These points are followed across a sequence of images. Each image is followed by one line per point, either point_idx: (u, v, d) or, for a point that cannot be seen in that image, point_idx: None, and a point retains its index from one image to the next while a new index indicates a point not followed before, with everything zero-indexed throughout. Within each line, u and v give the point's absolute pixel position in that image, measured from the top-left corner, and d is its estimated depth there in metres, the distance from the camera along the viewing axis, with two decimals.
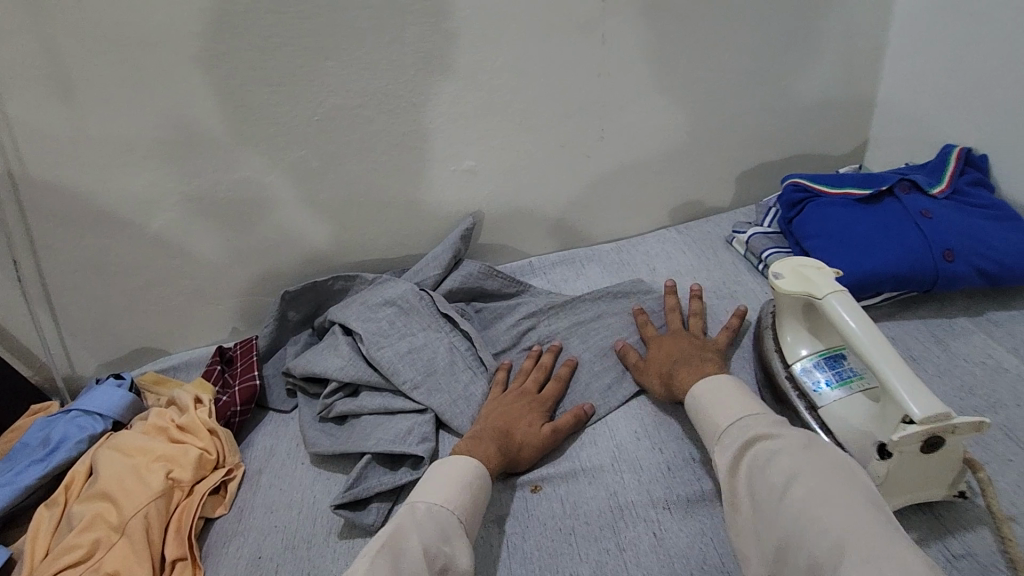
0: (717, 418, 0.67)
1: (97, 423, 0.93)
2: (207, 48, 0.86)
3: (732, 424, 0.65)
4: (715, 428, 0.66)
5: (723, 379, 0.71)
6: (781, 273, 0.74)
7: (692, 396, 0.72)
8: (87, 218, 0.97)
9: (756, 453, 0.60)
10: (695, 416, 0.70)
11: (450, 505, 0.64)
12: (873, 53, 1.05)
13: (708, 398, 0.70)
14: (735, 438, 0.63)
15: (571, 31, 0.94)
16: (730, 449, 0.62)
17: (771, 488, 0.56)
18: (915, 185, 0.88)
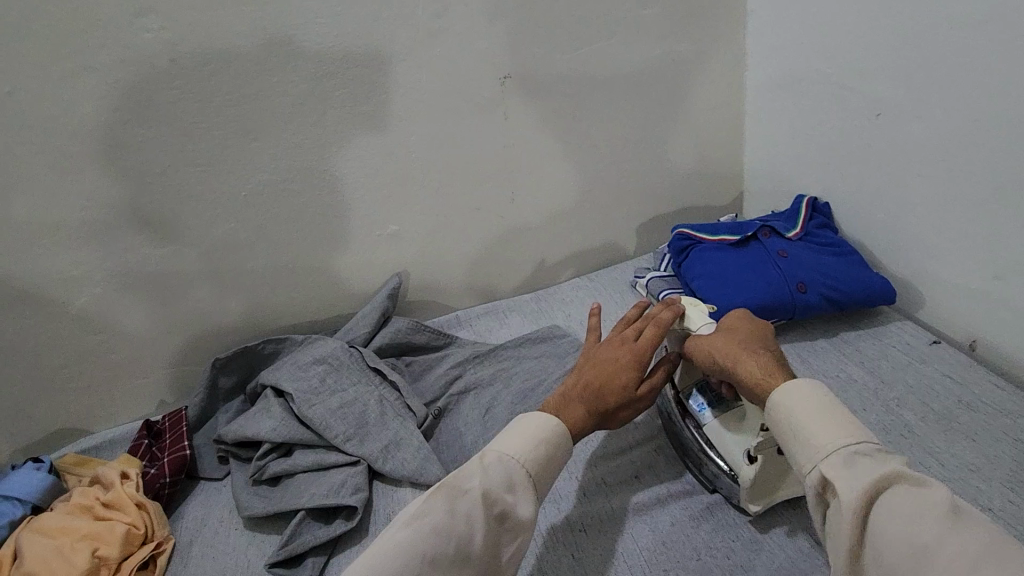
0: (830, 435, 0.54)
1: (16, 508, 0.90)
2: (135, 135, 0.92)
3: (848, 451, 0.52)
4: (823, 446, 0.54)
5: (822, 391, 0.58)
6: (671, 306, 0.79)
7: (788, 403, 0.58)
8: (5, 301, 0.96)
9: (889, 497, 0.48)
10: (792, 424, 0.58)
11: (520, 457, 0.61)
12: (735, 122, 1.25)
13: (802, 409, 0.57)
14: (856, 467, 0.51)
15: (477, 110, 1.07)
16: (851, 480, 0.50)
17: (912, 541, 0.45)
18: (775, 230, 1.03)
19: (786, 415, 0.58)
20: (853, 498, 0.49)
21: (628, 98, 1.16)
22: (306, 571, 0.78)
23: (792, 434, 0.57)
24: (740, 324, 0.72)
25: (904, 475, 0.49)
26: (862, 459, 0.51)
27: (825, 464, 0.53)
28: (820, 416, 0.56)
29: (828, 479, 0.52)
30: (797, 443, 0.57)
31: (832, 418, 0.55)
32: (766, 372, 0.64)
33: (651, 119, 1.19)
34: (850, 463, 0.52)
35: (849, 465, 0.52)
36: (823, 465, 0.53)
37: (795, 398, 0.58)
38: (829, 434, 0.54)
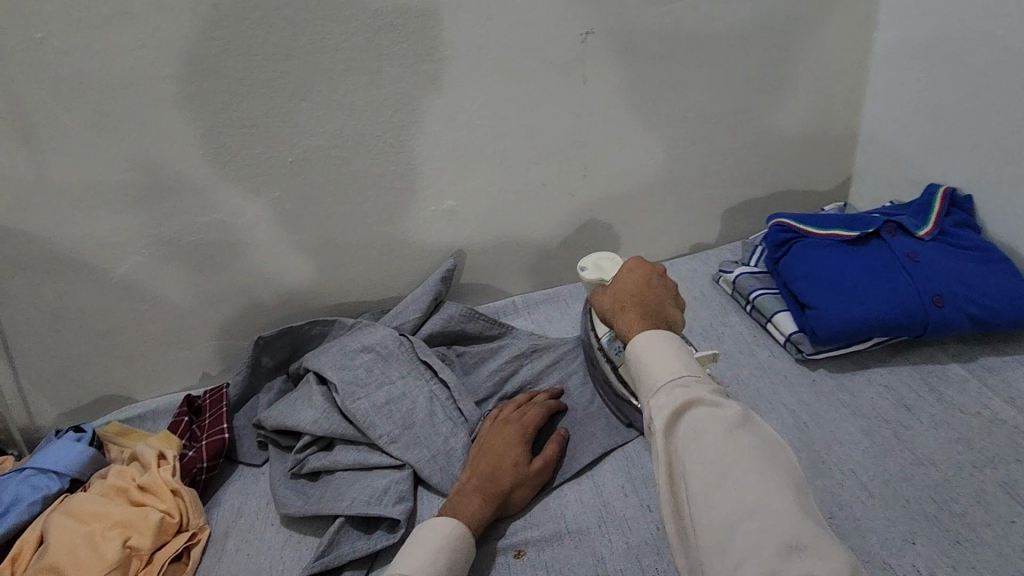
0: (662, 368, 0.58)
1: (52, 482, 0.86)
2: (176, 90, 0.83)
3: (673, 381, 0.56)
4: (653, 382, 0.58)
5: (673, 338, 0.61)
6: (585, 265, 0.89)
7: (635, 348, 0.61)
8: (48, 265, 0.92)
9: (695, 420, 0.53)
10: (633, 366, 0.61)
11: (422, 573, 0.62)
12: (851, 94, 1.07)
13: (641, 353, 0.61)
14: (667, 401, 0.55)
15: (553, 71, 0.93)
16: (668, 405, 0.54)
17: (704, 454, 0.50)
18: (901, 227, 0.86)
19: (634, 360, 0.61)
20: (667, 420, 0.53)
21: (727, 61, 0.99)
22: None
23: (637, 374, 0.61)
24: (630, 277, 0.73)
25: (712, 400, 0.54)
26: (681, 387, 0.55)
27: (654, 400, 0.56)
28: (651, 358, 0.60)
29: (651, 412, 0.56)
30: (640, 383, 0.60)
31: (663, 356, 0.59)
32: (635, 320, 0.66)
33: (750, 86, 1.03)
34: (670, 392, 0.56)
35: (669, 392, 0.56)
36: (650, 400, 0.57)
37: (644, 346, 0.61)
38: (661, 373, 0.58)
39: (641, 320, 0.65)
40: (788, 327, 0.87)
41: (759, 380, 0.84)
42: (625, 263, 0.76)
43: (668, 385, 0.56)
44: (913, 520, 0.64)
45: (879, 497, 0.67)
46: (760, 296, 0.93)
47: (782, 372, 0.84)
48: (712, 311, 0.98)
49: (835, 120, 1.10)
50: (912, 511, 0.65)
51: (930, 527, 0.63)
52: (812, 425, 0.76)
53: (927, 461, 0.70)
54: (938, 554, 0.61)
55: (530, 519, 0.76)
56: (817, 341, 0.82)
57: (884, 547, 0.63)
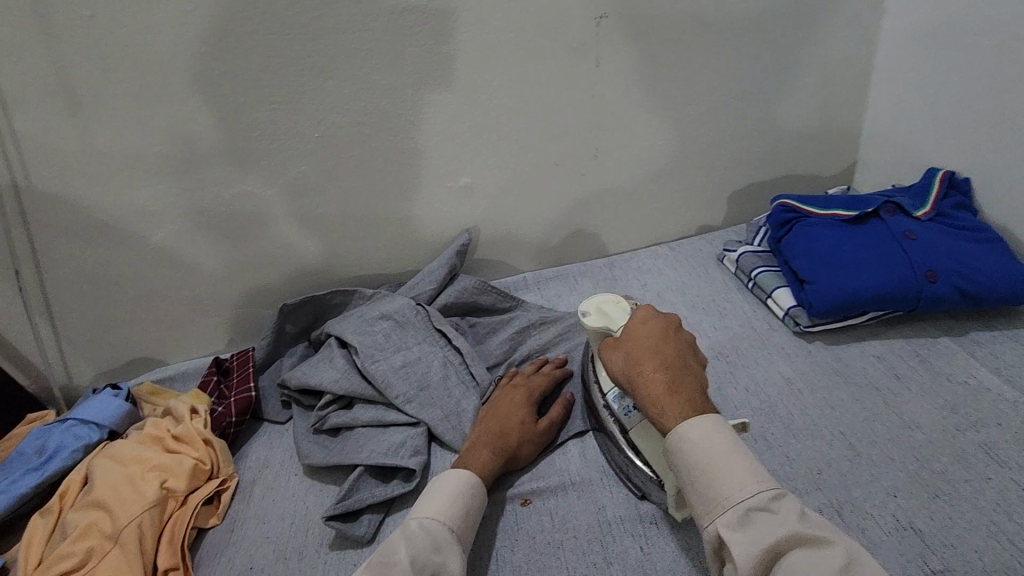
0: (732, 484, 0.56)
1: (93, 432, 0.93)
2: (211, 67, 0.89)
3: (747, 506, 0.55)
4: (724, 500, 0.56)
5: (723, 426, 0.60)
6: (587, 310, 0.79)
7: (692, 449, 0.59)
8: (89, 231, 0.98)
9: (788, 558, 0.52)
10: (692, 472, 0.59)
11: (441, 516, 0.68)
12: (857, 80, 1.10)
13: (705, 454, 0.59)
14: (749, 532, 0.54)
15: (567, 53, 0.97)
16: (753, 541, 0.53)
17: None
18: (900, 207, 0.89)
19: (694, 464, 0.59)
20: (757, 560, 0.52)
21: (736, 47, 1.03)
22: (363, 527, 0.77)
23: (696, 481, 0.59)
24: (646, 332, 0.71)
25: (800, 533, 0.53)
26: (759, 513, 0.55)
27: (721, 520, 0.55)
28: (722, 472, 0.57)
29: (724, 540, 0.55)
30: (698, 492, 0.58)
31: (733, 467, 0.57)
32: (667, 394, 0.64)
33: (759, 72, 1.06)
34: (745, 520, 0.54)
35: (747, 521, 0.54)
36: (719, 523, 0.55)
37: (693, 437, 0.60)
38: (733, 491, 0.56)
39: (668, 391, 0.65)
40: (787, 302, 0.91)
41: (758, 352, 0.88)
42: (635, 313, 0.74)
43: (742, 511, 0.55)
44: (896, 477, 0.68)
45: (865, 456, 0.71)
46: (761, 273, 0.97)
47: (780, 344, 0.88)
48: (715, 288, 1.02)
49: (842, 106, 1.13)
50: (896, 468, 0.69)
51: (911, 483, 0.67)
52: (806, 391, 0.80)
53: (913, 425, 0.73)
54: (917, 506, 0.65)
55: (537, 473, 0.81)
56: (814, 314, 0.86)
57: (867, 499, 0.67)
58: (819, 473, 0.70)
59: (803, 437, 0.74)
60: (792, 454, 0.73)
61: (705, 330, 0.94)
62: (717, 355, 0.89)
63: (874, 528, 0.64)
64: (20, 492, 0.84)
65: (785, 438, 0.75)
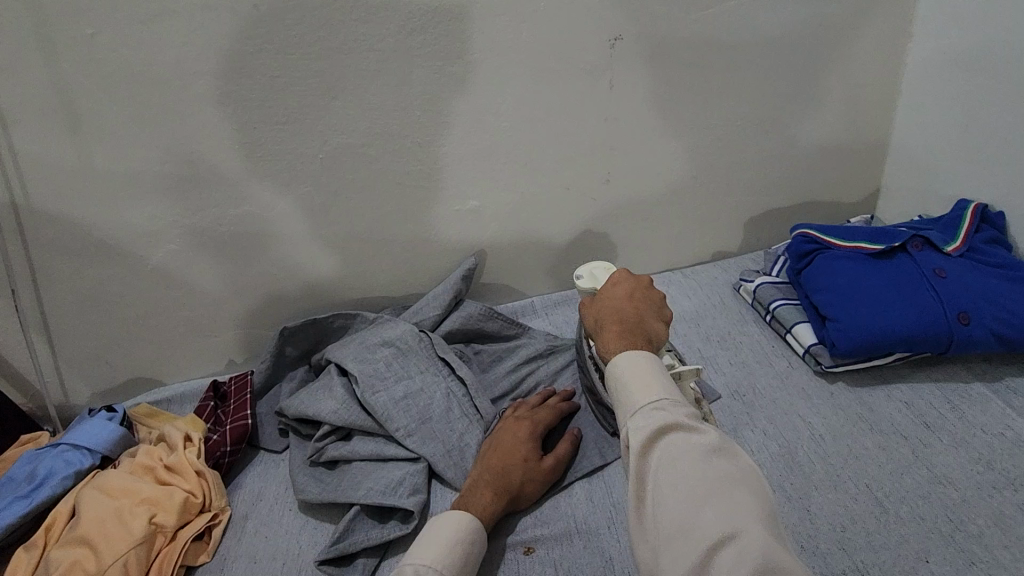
0: (642, 387, 0.57)
1: (85, 458, 0.90)
2: (213, 86, 0.86)
3: (650, 404, 0.55)
4: (632, 401, 0.56)
5: (651, 357, 0.60)
6: (581, 274, 0.88)
7: (616, 364, 0.60)
8: (87, 250, 0.96)
9: (670, 441, 0.52)
10: (615, 386, 0.60)
11: (438, 565, 0.64)
12: (882, 106, 1.06)
13: (627, 368, 0.59)
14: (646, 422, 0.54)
15: (580, 75, 0.94)
16: (647, 426, 0.53)
17: (677, 475, 0.49)
18: (929, 241, 0.85)
19: (614, 378, 0.60)
20: (645, 440, 0.52)
21: (756, 70, 0.99)
22: (356, 573, 0.73)
23: (616, 392, 0.59)
24: (617, 288, 0.73)
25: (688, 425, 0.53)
26: (660, 409, 0.54)
27: (629, 419, 0.55)
28: (634, 377, 0.58)
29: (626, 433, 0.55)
30: (617, 401, 0.59)
31: (649, 378, 0.57)
32: (615, 334, 0.65)
33: (779, 96, 1.02)
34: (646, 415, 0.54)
35: (646, 412, 0.55)
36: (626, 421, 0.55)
37: (622, 360, 0.60)
38: (641, 393, 0.57)
39: (617, 334, 0.65)
40: (808, 339, 0.87)
41: (776, 391, 0.84)
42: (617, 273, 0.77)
43: (646, 406, 0.55)
44: (928, 539, 0.64)
45: (893, 513, 0.66)
46: (780, 307, 0.92)
47: (800, 384, 0.84)
48: (731, 320, 0.98)
49: (865, 131, 1.09)
50: (927, 529, 0.65)
51: (945, 546, 0.63)
52: (828, 437, 0.76)
53: (945, 480, 0.69)
54: (950, 573, 0.61)
55: (540, 517, 0.77)
56: (837, 354, 0.82)
57: (896, 563, 0.62)
58: (843, 531, 0.65)
59: (825, 488, 0.70)
60: (813, 507, 0.68)
61: (719, 365, 0.90)
62: (733, 393, 0.85)
63: None
64: (7, 522, 0.81)
65: (807, 490, 0.70)
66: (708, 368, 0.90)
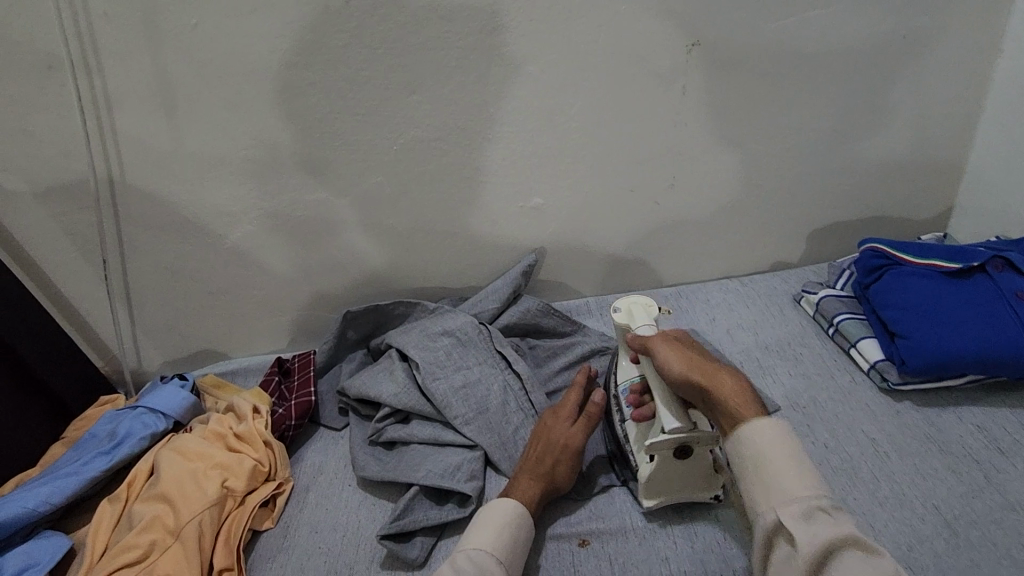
0: (795, 486, 0.56)
1: (160, 421, 0.95)
2: (301, 76, 0.90)
3: (809, 504, 0.54)
4: (785, 499, 0.55)
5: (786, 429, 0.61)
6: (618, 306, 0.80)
7: (755, 443, 0.59)
8: (172, 226, 1.02)
9: (839, 562, 0.51)
10: (755, 468, 0.58)
11: (487, 547, 0.66)
12: (964, 121, 1.04)
13: (770, 455, 0.58)
14: (811, 532, 0.53)
15: (653, 79, 0.94)
16: (818, 539, 0.52)
17: None
18: (1010, 263, 0.82)
19: (754, 463, 0.58)
20: (817, 549, 0.52)
21: (832, 80, 0.98)
22: (416, 550, 0.76)
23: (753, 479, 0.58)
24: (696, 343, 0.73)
25: (855, 537, 0.53)
26: (822, 516, 0.54)
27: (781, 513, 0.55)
28: (781, 471, 0.57)
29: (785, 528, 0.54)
30: (756, 488, 0.58)
31: (798, 474, 0.56)
32: (743, 394, 0.64)
33: (854, 107, 1.01)
34: (808, 515, 0.54)
35: (807, 519, 0.54)
36: (783, 512, 0.55)
37: (772, 431, 0.59)
38: (793, 492, 0.55)
39: (743, 393, 0.64)
40: (873, 355, 0.86)
41: (839, 406, 0.83)
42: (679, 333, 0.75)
43: (807, 508, 0.54)
44: (1000, 565, 0.63)
45: (964, 537, 0.66)
46: (844, 320, 0.91)
47: (864, 400, 0.83)
48: (791, 331, 0.97)
49: (942, 146, 1.06)
50: (999, 555, 0.64)
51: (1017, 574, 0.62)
52: (894, 455, 0.75)
53: (1019, 507, 0.68)
54: None
55: (596, 512, 0.78)
56: (905, 371, 0.80)
57: None
58: (910, 551, 0.65)
59: (890, 506, 0.70)
60: (878, 525, 0.68)
61: (778, 376, 0.89)
62: (793, 405, 0.84)
63: None
64: (91, 475, 0.86)
65: (871, 506, 0.70)
66: (766, 378, 0.89)
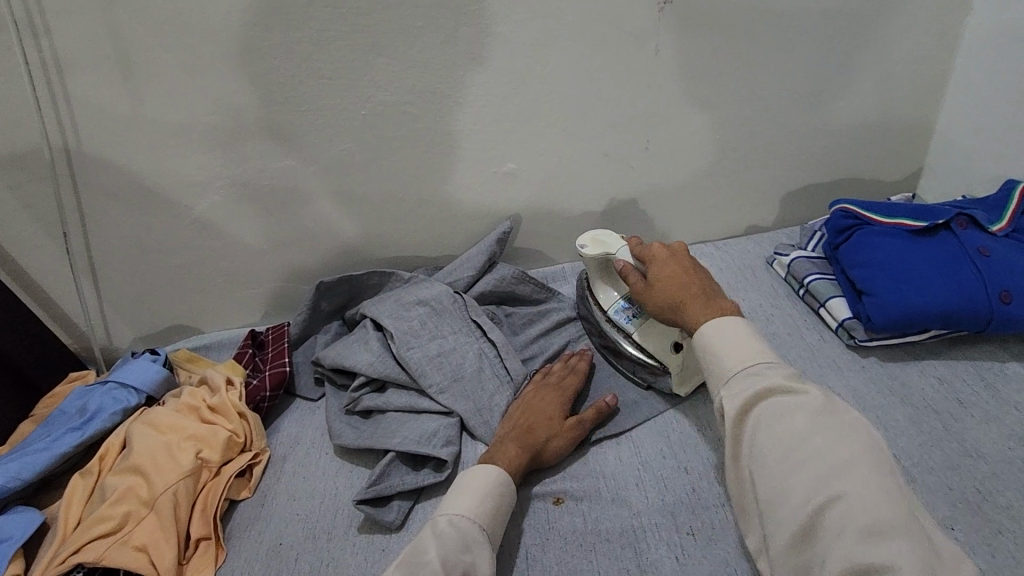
0: (733, 358, 0.62)
1: (131, 396, 0.94)
2: (261, 36, 0.87)
3: (743, 374, 0.60)
4: (726, 369, 0.62)
5: (739, 324, 0.65)
6: (585, 243, 0.91)
7: (702, 336, 0.66)
8: (134, 197, 0.99)
9: (765, 404, 0.58)
10: (706, 351, 0.65)
11: (471, 515, 0.66)
12: (935, 81, 1.05)
13: (718, 343, 0.64)
14: (747, 387, 0.60)
15: (623, 39, 0.93)
16: (739, 397, 0.60)
17: (783, 436, 0.56)
18: (973, 220, 0.84)
19: (704, 351, 0.65)
20: (739, 409, 0.59)
21: (807, 40, 0.97)
22: (393, 514, 0.77)
23: (706, 364, 0.65)
24: (664, 261, 0.78)
25: (780, 386, 0.59)
26: (753, 377, 0.60)
27: (725, 387, 0.62)
28: (727, 354, 0.63)
29: (724, 400, 0.61)
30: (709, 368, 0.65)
31: (739, 348, 0.63)
32: (700, 310, 0.69)
33: (828, 69, 1.00)
34: (743, 385, 0.60)
35: (739, 383, 0.61)
36: (725, 388, 0.61)
37: (719, 336, 0.64)
38: (734, 361, 0.62)
39: (699, 309, 0.69)
40: (842, 313, 0.87)
41: (807, 364, 0.84)
42: (652, 247, 0.81)
43: (738, 377, 0.60)
44: (952, 506, 0.66)
45: (921, 482, 0.68)
46: (814, 281, 0.93)
47: (831, 357, 0.85)
48: (763, 292, 0.98)
49: (912, 108, 1.07)
50: (954, 499, 0.66)
51: (971, 516, 0.64)
52: (858, 408, 0.77)
53: (975, 454, 0.70)
54: (977, 540, 0.62)
55: (570, 471, 0.80)
56: (871, 327, 0.82)
57: None
58: None
59: None
60: None
61: None
62: None
63: None
64: (62, 450, 0.85)
65: None
66: None
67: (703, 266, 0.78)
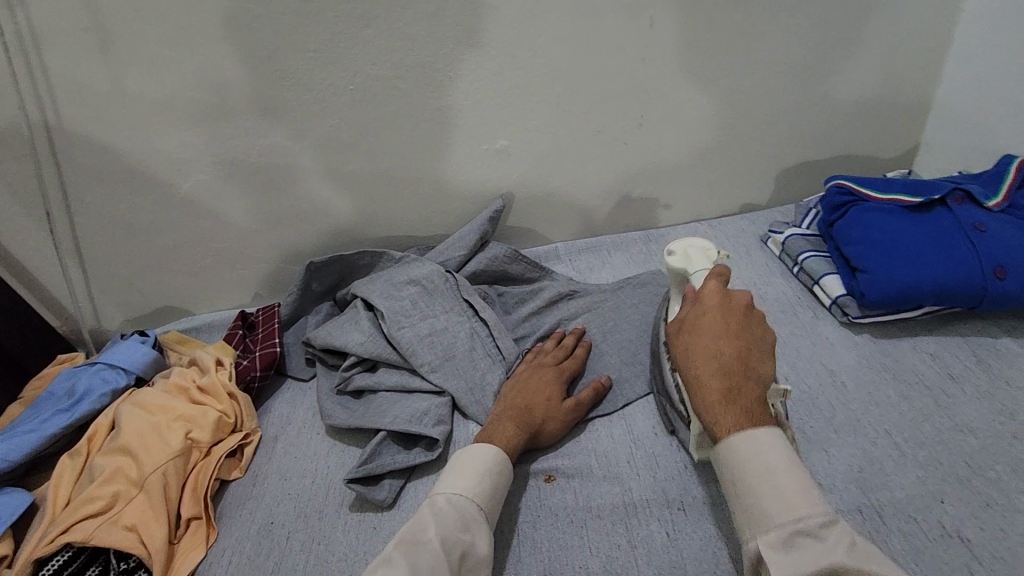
0: (778, 507, 0.53)
1: (120, 377, 0.93)
2: (242, 7, 0.84)
3: (791, 528, 0.52)
4: (767, 514, 0.53)
5: (780, 446, 0.56)
6: (674, 250, 0.80)
7: (734, 455, 0.56)
8: (118, 175, 0.97)
9: None
10: (737, 482, 0.56)
11: (469, 494, 0.66)
12: (933, 54, 1.03)
13: (759, 473, 0.55)
14: (797, 555, 0.51)
15: (616, 10, 0.90)
16: (790, 560, 0.51)
17: None
18: (970, 196, 0.83)
19: (735, 478, 0.56)
20: None
21: (802, 11, 0.95)
22: (384, 492, 0.77)
23: (735, 496, 0.56)
24: (713, 314, 0.66)
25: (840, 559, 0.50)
26: (803, 538, 0.51)
27: (763, 534, 0.53)
28: (770, 495, 0.54)
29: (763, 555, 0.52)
30: (739, 503, 0.56)
31: (788, 487, 0.53)
32: (724, 404, 0.59)
33: (824, 41, 0.98)
34: (790, 542, 0.51)
35: (788, 545, 0.51)
36: (763, 539, 0.53)
37: (743, 452, 0.56)
38: (780, 509, 0.53)
39: (723, 403, 0.59)
40: (836, 291, 0.87)
41: (800, 340, 0.84)
42: (708, 288, 0.69)
43: (787, 533, 0.51)
44: (942, 480, 0.66)
45: (911, 457, 0.68)
46: (809, 259, 0.92)
47: (824, 334, 0.85)
48: (757, 271, 0.98)
49: (909, 82, 1.05)
50: (944, 472, 0.66)
51: (961, 490, 0.65)
52: (850, 385, 0.77)
53: (966, 428, 0.70)
54: (967, 514, 0.63)
55: (562, 450, 0.79)
56: (865, 304, 0.82)
57: (911, 503, 0.64)
58: (861, 472, 0.67)
59: (846, 432, 0.72)
60: (832, 449, 0.70)
61: None
62: None
63: (915, 532, 0.62)
64: (51, 432, 0.84)
65: (826, 433, 0.72)
66: None
67: (756, 329, 0.65)
